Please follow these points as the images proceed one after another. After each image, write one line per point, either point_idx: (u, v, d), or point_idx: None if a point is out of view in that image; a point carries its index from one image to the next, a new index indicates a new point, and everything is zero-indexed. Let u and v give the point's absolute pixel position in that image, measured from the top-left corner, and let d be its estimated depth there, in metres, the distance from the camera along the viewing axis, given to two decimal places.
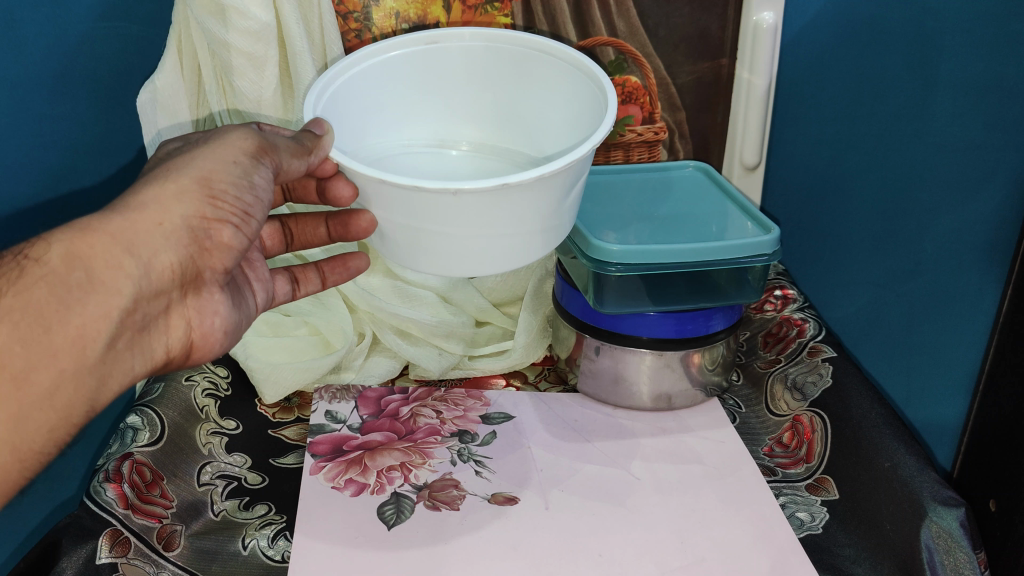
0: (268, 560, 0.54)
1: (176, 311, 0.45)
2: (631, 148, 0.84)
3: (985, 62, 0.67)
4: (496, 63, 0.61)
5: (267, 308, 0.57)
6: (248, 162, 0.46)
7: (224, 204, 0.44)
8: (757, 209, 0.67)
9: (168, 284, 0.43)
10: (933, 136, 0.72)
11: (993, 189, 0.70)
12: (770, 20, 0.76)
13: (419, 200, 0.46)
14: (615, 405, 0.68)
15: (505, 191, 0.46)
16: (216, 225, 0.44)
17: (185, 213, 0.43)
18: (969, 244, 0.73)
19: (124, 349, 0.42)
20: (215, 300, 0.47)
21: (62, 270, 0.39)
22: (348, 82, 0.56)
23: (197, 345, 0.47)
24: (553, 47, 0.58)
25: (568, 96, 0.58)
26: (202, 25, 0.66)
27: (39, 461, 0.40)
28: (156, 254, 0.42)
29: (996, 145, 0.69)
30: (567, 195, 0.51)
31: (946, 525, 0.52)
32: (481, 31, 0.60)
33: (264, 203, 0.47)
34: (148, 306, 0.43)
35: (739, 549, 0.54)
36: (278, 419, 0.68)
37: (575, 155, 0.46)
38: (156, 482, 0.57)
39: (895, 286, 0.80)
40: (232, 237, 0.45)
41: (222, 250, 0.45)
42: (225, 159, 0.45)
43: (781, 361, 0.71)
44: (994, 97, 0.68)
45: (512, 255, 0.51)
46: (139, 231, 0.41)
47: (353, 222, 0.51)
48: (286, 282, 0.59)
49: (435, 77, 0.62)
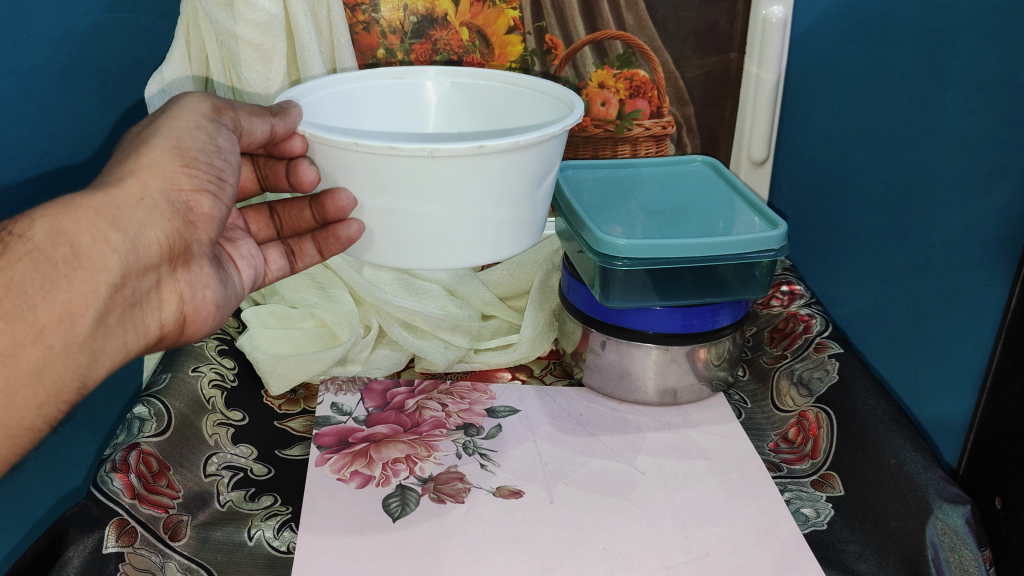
0: (274, 551, 0.54)
1: (168, 285, 0.45)
2: (637, 143, 0.83)
3: (997, 61, 0.74)
4: (471, 103, 0.64)
5: (258, 286, 0.57)
6: (209, 125, 0.47)
7: (198, 172, 0.45)
8: (765, 205, 0.66)
9: (157, 259, 0.43)
10: (944, 133, 0.77)
11: (1003, 184, 0.78)
12: (779, 14, 0.76)
13: (393, 168, 0.46)
14: (620, 400, 0.69)
15: (480, 159, 0.46)
16: (194, 195, 0.45)
17: (164, 186, 0.43)
18: (976, 241, 0.81)
19: (116, 325, 0.42)
20: (205, 273, 0.47)
21: (47, 246, 0.39)
22: (316, 101, 0.57)
23: (190, 319, 0.47)
24: (524, 79, 0.61)
25: (534, 115, 0.60)
26: (211, 17, 0.66)
27: (30, 438, 0.39)
28: (141, 227, 0.42)
29: (1005, 142, 0.76)
30: (538, 186, 0.52)
31: (952, 522, 0.51)
32: (446, 69, 0.64)
33: (233, 166, 0.48)
34: (139, 281, 0.43)
35: (743, 543, 0.53)
36: (284, 410, 0.68)
37: (550, 129, 0.48)
38: (162, 473, 0.57)
39: (903, 283, 0.85)
40: (211, 206, 0.46)
41: (202, 219, 0.46)
42: (188, 125, 0.46)
43: (787, 356, 0.72)
44: (1003, 92, 0.75)
45: (481, 239, 0.51)
46: (121, 206, 0.41)
47: (330, 200, 0.49)
48: (280, 256, 0.58)
49: (411, 108, 0.64)
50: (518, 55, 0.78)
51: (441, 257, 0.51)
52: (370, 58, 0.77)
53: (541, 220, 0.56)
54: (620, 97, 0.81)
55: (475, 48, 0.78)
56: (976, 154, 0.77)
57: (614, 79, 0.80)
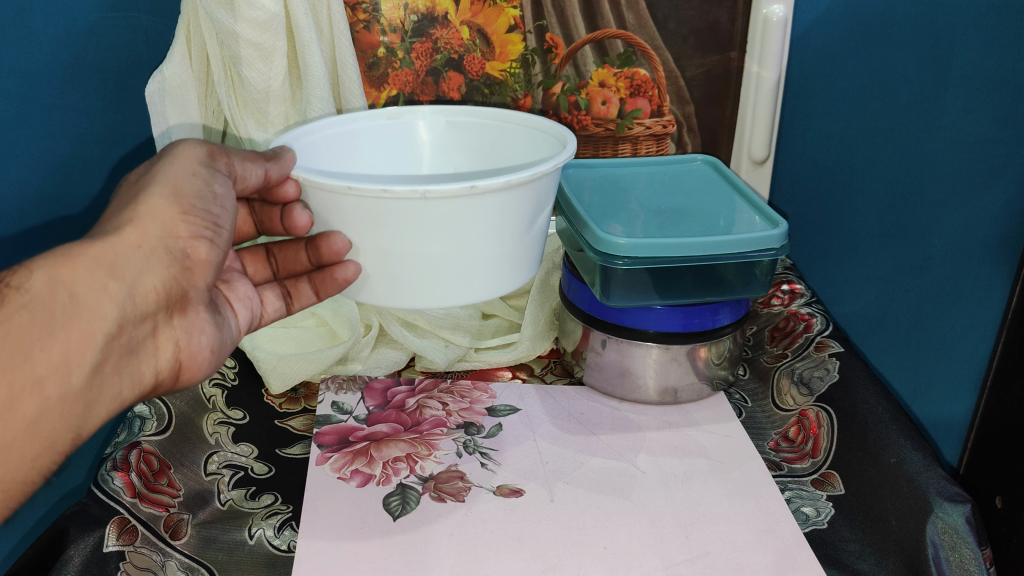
0: (274, 549, 0.54)
1: (164, 332, 0.45)
2: (638, 141, 0.84)
3: (996, 59, 0.71)
4: (462, 140, 0.65)
5: (254, 329, 0.56)
6: (206, 171, 0.48)
7: (196, 219, 0.45)
8: (767, 204, 0.66)
9: (153, 306, 0.44)
10: (944, 131, 0.75)
11: (1005, 183, 0.75)
12: (780, 13, 0.76)
13: (387, 210, 0.46)
14: (621, 398, 0.69)
15: (472, 199, 0.46)
16: (192, 242, 0.45)
17: (162, 232, 0.44)
18: (979, 240, 0.78)
19: (112, 373, 0.42)
20: (201, 318, 0.48)
21: (45, 296, 0.38)
22: (312, 143, 0.57)
23: (185, 365, 0.47)
24: (514, 116, 0.62)
25: (526, 150, 0.61)
26: (211, 16, 0.66)
27: (23, 489, 0.39)
28: (139, 274, 0.42)
29: (1008, 141, 0.73)
30: (531, 225, 0.52)
31: (951, 522, 0.51)
32: (440, 108, 0.64)
33: (230, 212, 0.48)
34: (135, 329, 0.43)
35: (744, 542, 0.53)
36: (284, 409, 0.68)
37: (542, 167, 0.48)
38: (163, 471, 0.57)
39: (904, 282, 0.84)
40: (208, 252, 0.46)
41: (198, 265, 0.46)
42: (185, 172, 0.47)
43: (787, 356, 0.72)
44: (1004, 90, 0.72)
45: (477, 275, 0.51)
46: (120, 254, 0.42)
47: (325, 242, 0.49)
48: (276, 298, 0.58)
49: (405, 147, 0.64)
50: (519, 54, 0.78)
51: (439, 295, 0.51)
52: (370, 57, 0.77)
53: (536, 257, 0.56)
54: (621, 96, 0.81)
55: (475, 46, 0.78)
56: (977, 154, 0.75)
57: (614, 78, 0.80)
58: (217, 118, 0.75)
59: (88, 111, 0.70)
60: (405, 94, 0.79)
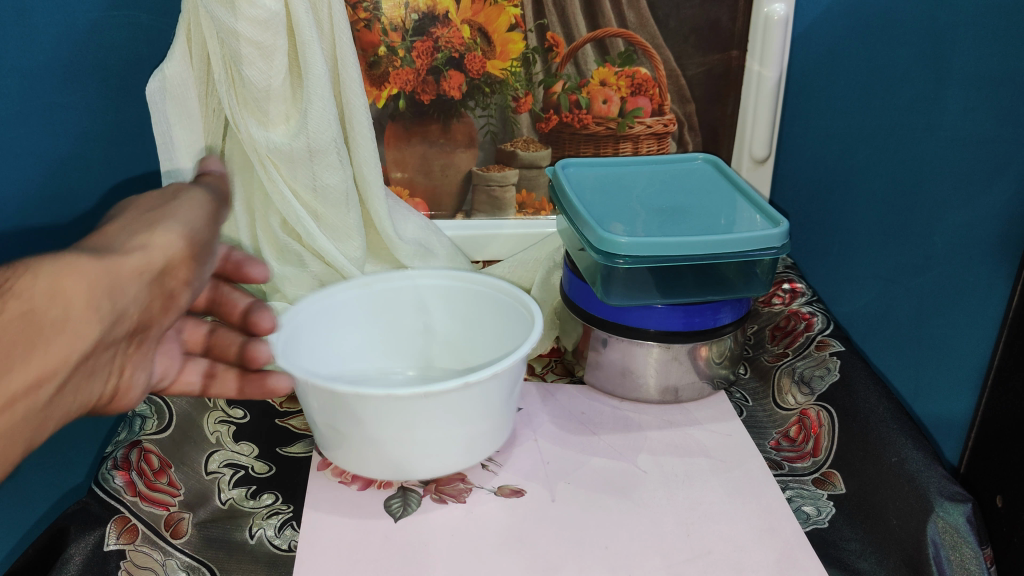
0: (275, 549, 0.53)
1: (120, 357, 0.47)
2: (640, 140, 0.84)
3: (997, 53, 0.72)
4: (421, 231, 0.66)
5: (162, 387, 0.56)
6: (206, 228, 0.52)
7: (188, 270, 0.50)
8: (768, 203, 0.66)
9: (125, 333, 0.45)
10: (945, 130, 0.76)
11: (1003, 185, 0.76)
12: (782, 11, 0.75)
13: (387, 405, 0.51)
14: (622, 397, 0.69)
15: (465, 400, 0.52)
16: (177, 287, 0.49)
17: (161, 270, 0.47)
18: (979, 241, 0.79)
19: (73, 390, 0.42)
20: (146, 354, 0.50)
21: (42, 305, 0.38)
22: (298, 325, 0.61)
23: (118, 394, 0.48)
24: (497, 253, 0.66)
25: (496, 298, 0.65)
26: (210, 15, 0.65)
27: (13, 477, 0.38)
28: (128, 301, 0.44)
29: (1008, 139, 0.75)
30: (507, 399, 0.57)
31: (952, 521, 0.51)
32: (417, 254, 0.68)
33: (206, 272, 0.53)
34: (101, 352, 0.44)
35: (745, 542, 0.53)
36: (285, 408, 0.69)
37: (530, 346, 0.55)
38: (163, 470, 0.57)
39: (904, 281, 0.84)
40: (183, 299, 0.50)
41: (170, 308, 0.50)
42: (194, 221, 0.51)
43: (788, 354, 0.72)
44: (1005, 89, 0.73)
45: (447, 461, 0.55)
46: (124, 277, 0.43)
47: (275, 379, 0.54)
48: (197, 372, 0.59)
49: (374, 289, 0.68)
50: (520, 52, 0.78)
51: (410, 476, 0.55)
52: (371, 56, 0.77)
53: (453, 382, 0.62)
54: (621, 95, 0.81)
55: (476, 45, 0.77)
56: (980, 153, 0.76)
57: (615, 77, 0.81)
58: (218, 117, 0.74)
59: (88, 109, 0.70)
60: (405, 93, 0.78)
